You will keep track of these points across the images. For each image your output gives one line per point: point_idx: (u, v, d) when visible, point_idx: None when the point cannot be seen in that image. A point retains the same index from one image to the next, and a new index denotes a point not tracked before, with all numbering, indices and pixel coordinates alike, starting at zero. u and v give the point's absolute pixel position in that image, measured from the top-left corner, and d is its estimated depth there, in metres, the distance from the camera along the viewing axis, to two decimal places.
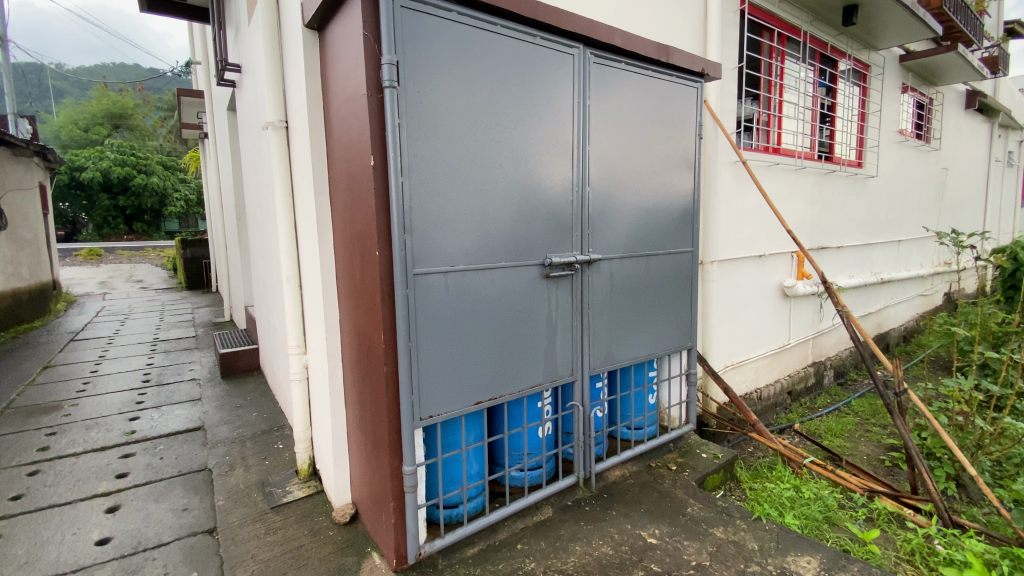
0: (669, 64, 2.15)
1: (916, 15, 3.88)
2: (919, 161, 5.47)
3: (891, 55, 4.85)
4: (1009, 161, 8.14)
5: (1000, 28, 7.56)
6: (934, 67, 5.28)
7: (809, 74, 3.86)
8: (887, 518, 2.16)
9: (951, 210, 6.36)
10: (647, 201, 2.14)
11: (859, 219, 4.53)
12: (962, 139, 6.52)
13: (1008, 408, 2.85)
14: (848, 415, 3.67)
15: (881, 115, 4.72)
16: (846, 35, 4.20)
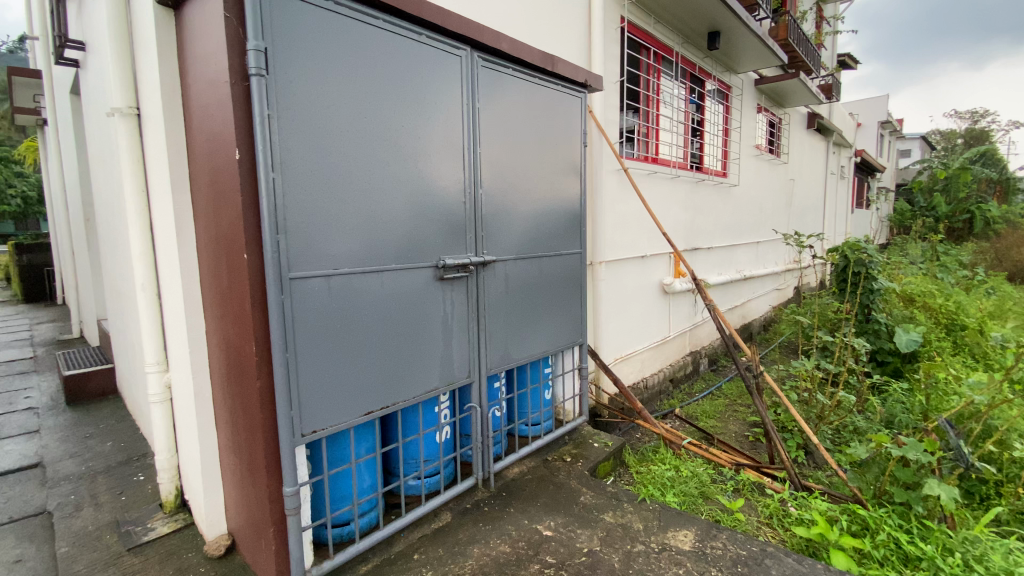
0: (554, 73, 2.23)
1: (765, 43, 4.45)
2: (771, 173, 6.27)
3: (747, 79, 5.50)
4: (840, 174, 9.63)
5: (834, 61, 8.92)
6: (782, 91, 6.07)
7: (681, 92, 4.24)
8: (749, 487, 2.43)
9: (797, 216, 7.37)
10: (538, 205, 2.21)
11: (724, 223, 5.08)
12: (804, 154, 7.59)
13: (841, 383, 3.36)
14: (720, 397, 4.10)
15: (741, 131, 5.33)
16: (711, 58, 4.69)
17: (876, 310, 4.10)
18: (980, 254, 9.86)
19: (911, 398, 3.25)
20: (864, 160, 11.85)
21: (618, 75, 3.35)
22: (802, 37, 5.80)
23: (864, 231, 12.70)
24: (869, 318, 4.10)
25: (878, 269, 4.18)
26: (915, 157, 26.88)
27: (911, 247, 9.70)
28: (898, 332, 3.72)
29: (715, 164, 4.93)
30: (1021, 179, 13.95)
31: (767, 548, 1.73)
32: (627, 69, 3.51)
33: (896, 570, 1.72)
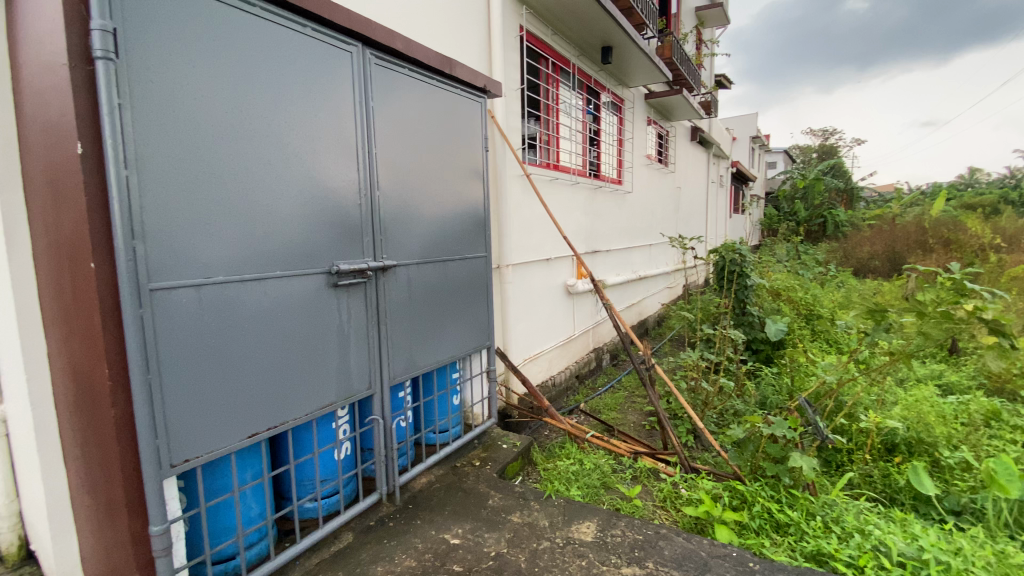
0: (452, 76, 2.22)
1: (651, 60, 4.80)
2: (660, 180, 6.77)
3: (638, 93, 5.89)
4: (719, 182, 10.66)
5: (711, 80, 9.85)
6: (668, 106, 6.58)
7: (578, 101, 4.43)
8: (646, 474, 2.59)
9: (683, 220, 8.04)
10: (440, 209, 2.17)
11: (620, 227, 5.39)
12: (688, 163, 8.30)
13: (723, 371, 3.70)
14: (620, 390, 4.33)
15: (633, 141, 5.69)
16: (605, 71, 4.96)
17: (749, 304, 4.57)
18: (830, 253, 11.40)
19: (779, 381, 3.66)
20: (738, 170, 13.19)
21: (518, 82, 3.42)
22: (683, 57, 6.34)
23: (740, 234, 14.13)
24: (744, 311, 4.56)
25: (751, 267, 4.66)
26: (779, 169, 30.49)
27: (778, 247, 10.96)
28: (768, 323, 4.17)
29: (611, 172, 5.21)
30: (859, 189, 16.34)
31: (660, 530, 1.85)
32: (527, 77, 3.60)
33: (768, 537, 1.93)
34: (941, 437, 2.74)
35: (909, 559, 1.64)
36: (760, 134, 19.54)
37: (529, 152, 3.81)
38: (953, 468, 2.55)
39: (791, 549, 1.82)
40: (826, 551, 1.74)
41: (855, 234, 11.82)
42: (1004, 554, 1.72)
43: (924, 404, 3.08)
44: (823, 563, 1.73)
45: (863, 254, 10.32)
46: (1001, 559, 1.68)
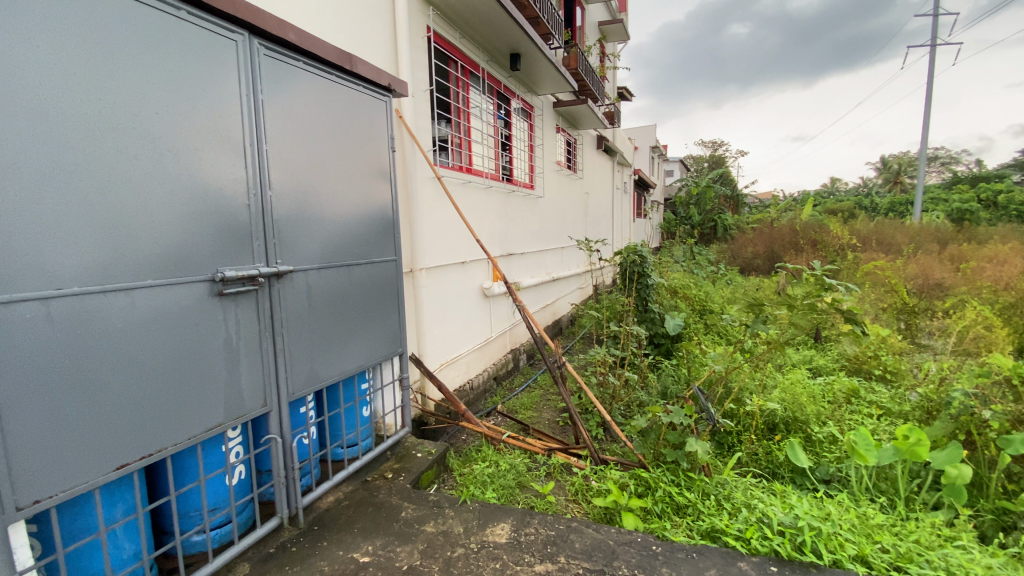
0: (354, 73, 2.13)
1: (557, 69, 4.95)
2: (569, 185, 7.01)
3: (547, 101, 6.06)
4: (623, 188, 11.28)
5: (614, 91, 10.40)
6: (575, 114, 6.84)
7: (489, 106, 4.45)
8: (559, 469, 2.65)
9: (591, 223, 8.40)
10: (343, 211, 2.07)
11: (533, 230, 5.51)
12: (595, 169, 8.69)
13: (629, 366, 3.90)
14: (536, 388, 4.41)
15: (543, 147, 5.84)
16: (514, 77, 5.04)
17: (651, 301, 4.87)
18: (720, 253, 12.50)
19: (678, 372, 3.93)
20: (640, 176, 14.05)
21: (427, 83, 3.36)
22: (588, 68, 6.63)
23: (643, 237, 15.05)
24: (647, 308, 4.85)
25: (651, 267, 4.97)
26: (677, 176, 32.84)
27: (676, 248, 11.81)
28: (667, 317, 4.47)
29: (523, 176, 5.31)
30: (743, 196, 18.11)
31: (571, 524, 1.90)
32: (436, 78, 3.55)
33: (669, 519, 2.06)
34: (812, 415, 3.09)
35: (786, 527, 1.82)
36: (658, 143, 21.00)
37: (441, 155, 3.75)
38: (821, 441, 2.89)
39: (688, 529, 1.95)
40: (719, 527, 1.89)
41: (740, 236, 13.08)
42: (860, 514, 1.97)
43: (798, 386, 3.47)
44: (716, 539, 1.88)
45: (747, 254, 11.44)
46: (859, 519, 1.92)
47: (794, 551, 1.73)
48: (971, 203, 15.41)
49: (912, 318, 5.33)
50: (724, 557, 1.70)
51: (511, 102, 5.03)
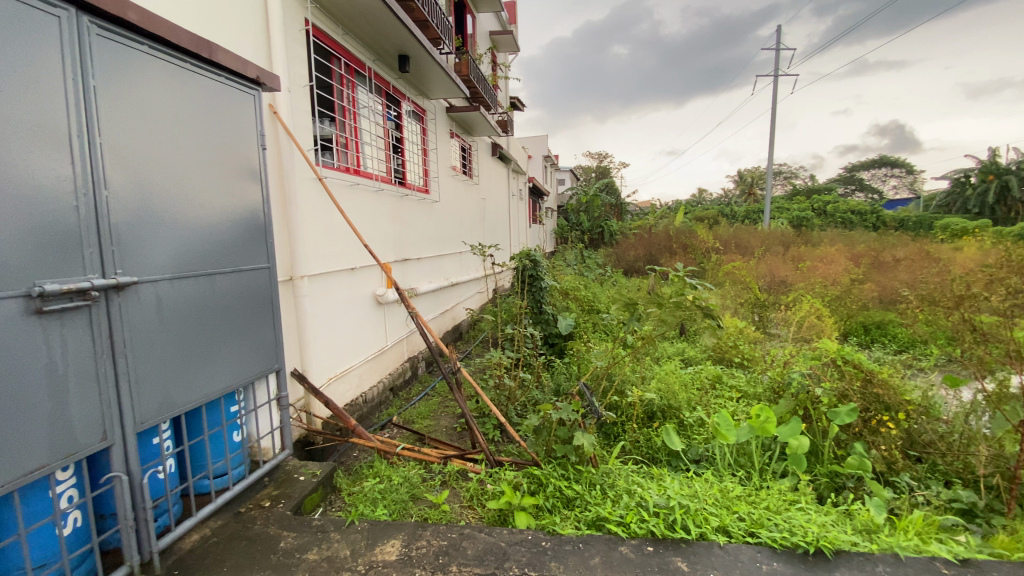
0: (213, 62, 1.92)
1: (447, 74, 4.94)
2: (465, 190, 7.02)
3: (439, 105, 6.01)
4: (518, 194, 11.59)
5: (506, 99, 10.64)
6: (468, 120, 6.87)
7: (377, 106, 4.31)
8: (455, 476, 2.61)
9: (489, 229, 8.50)
10: (204, 215, 1.86)
11: (429, 235, 5.43)
12: (491, 176, 8.80)
13: (524, 367, 3.98)
14: (433, 396, 4.33)
15: (436, 151, 5.78)
16: (404, 80, 4.93)
17: (544, 303, 5.02)
18: (608, 257, 13.32)
19: (569, 369, 4.10)
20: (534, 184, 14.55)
21: (306, 79, 3.16)
22: (480, 76, 6.69)
23: (537, 242, 15.55)
24: (540, 310, 5.00)
25: (543, 270, 5.14)
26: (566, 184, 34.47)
27: (568, 252, 12.35)
28: (559, 319, 4.74)
29: (416, 180, 5.21)
30: (625, 203, 19.51)
31: (464, 531, 1.89)
32: (317, 75, 3.35)
33: (558, 513, 2.13)
34: (683, 402, 3.41)
35: (660, 508, 1.98)
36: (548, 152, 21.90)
37: (325, 155, 3.55)
38: (692, 424, 3.19)
39: (576, 520, 2.03)
40: (602, 515, 1.99)
41: (625, 240, 14.05)
42: (722, 488, 2.20)
43: (672, 376, 3.81)
44: (601, 527, 1.98)
45: (630, 257, 12.32)
46: (722, 493, 2.15)
47: (667, 530, 1.88)
48: (805, 212, 18.14)
49: (763, 311, 6.11)
50: (607, 543, 1.80)
51: (401, 104, 4.92)
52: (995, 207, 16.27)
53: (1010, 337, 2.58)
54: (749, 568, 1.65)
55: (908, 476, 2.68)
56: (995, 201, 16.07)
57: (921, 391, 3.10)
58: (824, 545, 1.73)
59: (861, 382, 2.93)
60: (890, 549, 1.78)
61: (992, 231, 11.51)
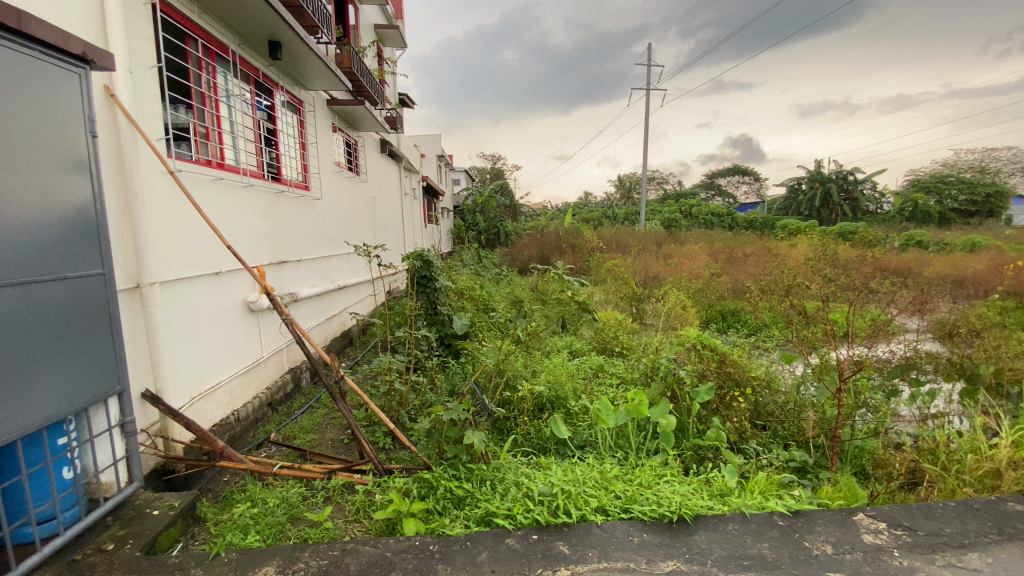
0: (25, 34, 1.62)
1: (325, 64, 4.66)
2: (351, 188, 6.68)
3: (318, 98, 5.65)
4: (411, 194, 11.36)
5: (395, 96, 10.36)
6: (352, 114, 6.54)
7: (245, 95, 3.93)
8: (340, 490, 2.47)
9: (380, 228, 8.21)
10: (15, 214, 1.56)
11: (311, 235, 5.09)
12: (381, 174, 8.50)
13: (415, 370, 3.88)
14: (318, 406, 4.07)
15: (316, 146, 5.43)
16: (276, 67, 4.55)
17: (439, 304, 4.93)
18: (502, 256, 13.53)
19: (463, 369, 4.08)
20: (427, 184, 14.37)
21: (154, 59, 2.78)
22: (365, 69, 6.40)
23: (433, 242, 15.34)
24: (436, 312, 4.91)
25: (437, 269, 5.01)
26: (459, 184, 34.51)
27: (465, 252, 12.32)
28: (453, 319, 4.74)
29: (293, 176, 4.85)
30: (519, 203, 19.98)
31: (347, 546, 1.81)
32: (167, 56, 2.96)
33: (447, 515, 2.11)
34: (570, 391, 3.58)
35: (545, 496, 2.06)
36: (442, 151, 21.72)
37: (181, 146, 3.15)
38: (577, 412, 3.37)
39: (465, 519, 2.04)
40: (491, 511, 2.01)
41: (519, 240, 14.39)
42: (601, 471, 2.35)
43: (560, 368, 3.99)
44: (489, 522, 2.01)
45: (524, 257, 12.55)
46: (603, 475, 2.30)
47: (551, 516, 1.96)
48: (674, 214, 20.07)
49: (640, 304, 6.65)
50: (494, 538, 1.83)
51: (274, 94, 4.55)
52: (820, 210, 19.35)
53: (827, 319, 3.10)
54: (623, 543, 1.78)
55: (755, 443, 3.09)
56: (819, 205, 19.12)
57: (765, 368, 3.59)
58: (685, 512, 1.93)
59: (716, 363, 3.32)
60: (738, 509, 2.04)
61: (818, 231, 13.67)
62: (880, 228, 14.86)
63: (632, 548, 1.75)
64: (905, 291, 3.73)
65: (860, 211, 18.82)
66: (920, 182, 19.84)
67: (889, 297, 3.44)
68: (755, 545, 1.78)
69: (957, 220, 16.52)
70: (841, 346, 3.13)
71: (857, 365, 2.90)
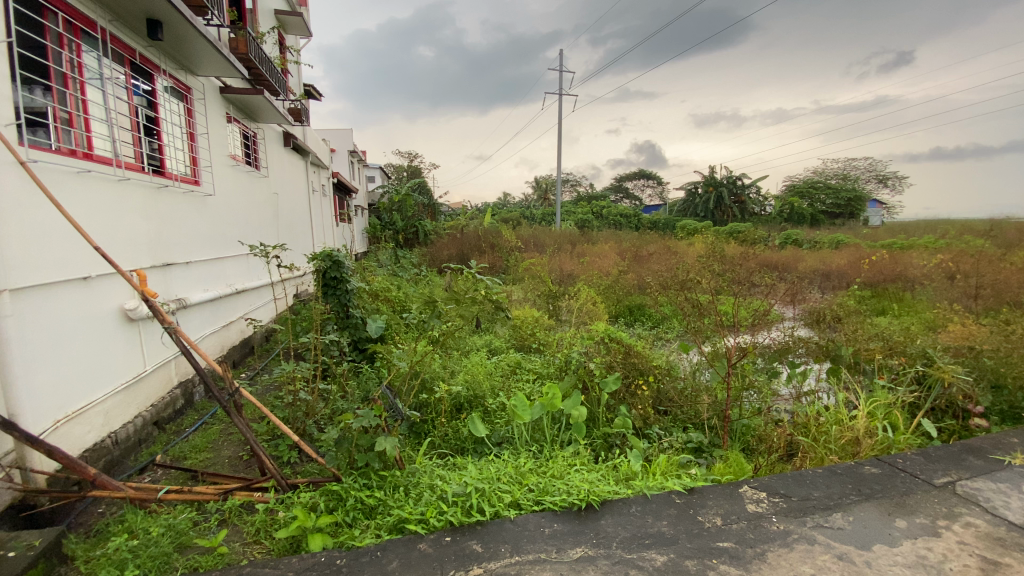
0: None
1: (217, 50, 4.29)
2: (249, 184, 6.20)
3: (209, 84, 5.18)
4: (320, 191, 10.79)
5: (299, 87, 9.78)
6: (249, 105, 6.06)
7: (118, 78, 3.50)
8: (237, 511, 2.29)
9: (284, 227, 7.70)
10: None
11: (201, 235, 4.65)
12: (284, 169, 7.98)
13: (324, 377, 3.67)
14: (213, 421, 3.72)
15: (206, 137, 4.97)
16: (157, 49, 4.10)
17: (351, 307, 4.71)
18: (420, 256, 13.24)
19: (377, 373, 3.94)
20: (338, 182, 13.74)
21: (3, 33, 2.40)
22: (263, 56, 5.95)
23: (345, 242, 14.64)
24: (348, 315, 4.67)
25: (348, 270, 4.77)
26: (373, 183, 33.07)
27: (380, 252, 11.90)
28: (366, 322, 4.54)
29: (179, 170, 4.40)
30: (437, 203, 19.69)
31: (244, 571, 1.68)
32: (19, 29, 2.56)
33: (358, 525, 2.03)
34: (487, 390, 3.60)
35: (458, 496, 2.06)
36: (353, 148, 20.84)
37: (39, 134, 2.74)
38: (495, 410, 3.39)
39: (377, 528, 1.98)
40: (403, 517, 1.97)
41: (437, 240, 14.17)
42: (515, 465, 2.40)
43: (477, 367, 4.00)
44: (402, 529, 1.96)
45: (443, 257, 12.24)
46: (518, 470, 2.33)
47: (465, 516, 1.96)
48: (587, 215, 20.90)
49: (556, 301, 6.83)
50: (405, 544, 1.80)
51: (155, 78, 4.10)
52: (714, 212, 21.12)
53: (717, 311, 3.40)
54: (534, 535, 1.83)
55: (657, 427, 3.30)
56: (713, 207, 20.88)
57: (667, 357, 3.86)
58: (592, 499, 2.02)
59: (622, 354, 3.54)
60: (641, 491, 2.18)
61: (713, 231, 14.91)
62: (763, 228, 16.53)
63: (542, 539, 1.80)
64: (782, 284, 4.19)
65: (747, 213, 20.79)
66: (794, 187, 22.34)
67: (770, 291, 3.84)
68: (656, 524, 1.91)
69: (825, 221, 18.81)
70: (730, 334, 3.45)
71: (741, 351, 3.21)
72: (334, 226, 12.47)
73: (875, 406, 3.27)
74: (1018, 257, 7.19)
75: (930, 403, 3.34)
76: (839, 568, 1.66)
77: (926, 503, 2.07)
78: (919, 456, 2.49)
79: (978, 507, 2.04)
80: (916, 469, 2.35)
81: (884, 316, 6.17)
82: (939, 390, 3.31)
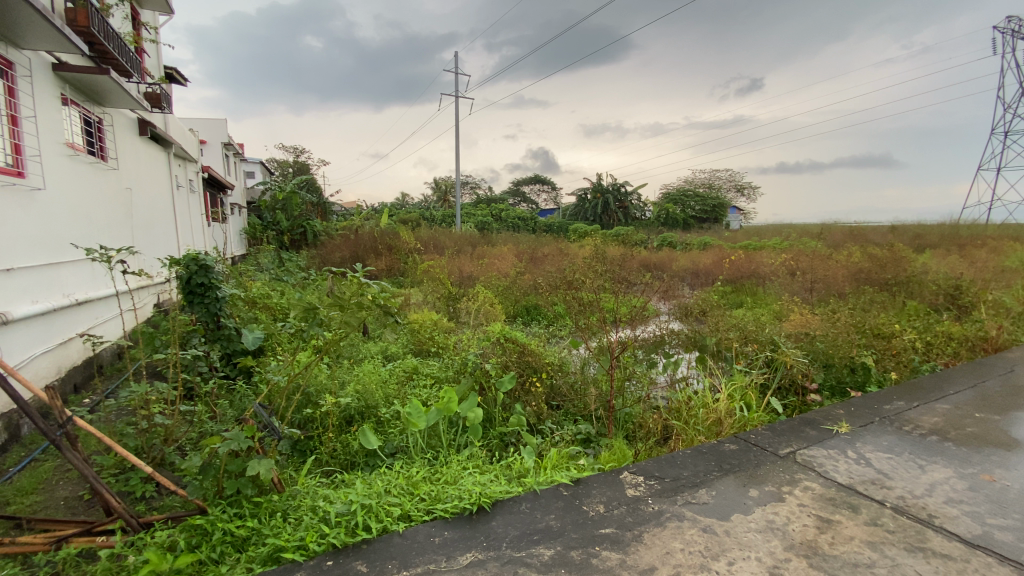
0: None
1: (48, 21, 3.64)
2: (92, 177, 5.34)
3: (38, 59, 4.38)
4: (187, 187, 9.66)
5: (158, 69, 8.66)
6: (92, 86, 5.22)
7: None
8: (74, 561, 1.94)
9: (140, 228, 6.76)
10: None
11: (26, 237, 3.91)
12: (140, 162, 7.01)
13: (191, 396, 3.27)
14: (45, 457, 3.14)
15: (35, 122, 4.20)
16: None
17: (224, 316, 4.26)
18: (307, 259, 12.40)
19: (256, 389, 3.60)
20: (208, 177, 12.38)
21: None
22: (111, 32, 5.17)
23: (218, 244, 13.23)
24: (219, 326, 4.21)
25: (217, 276, 4.30)
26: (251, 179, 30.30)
27: (261, 256, 10.93)
28: (243, 333, 4.14)
29: None
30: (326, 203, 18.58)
31: None
32: None
33: (227, 560, 1.83)
34: (380, 399, 3.46)
35: (342, 516, 1.95)
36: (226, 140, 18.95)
37: None
38: (388, 419, 3.27)
39: (247, 561, 1.80)
40: (280, 546, 1.81)
41: (326, 242, 13.37)
42: (407, 476, 2.33)
43: (369, 375, 3.82)
44: (279, 558, 1.81)
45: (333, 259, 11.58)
46: (408, 481, 2.27)
47: (349, 536, 1.86)
48: (483, 218, 21.07)
49: (454, 304, 6.78)
50: None
51: None
52: (602, 216, 22.45)
53: (601, 308, 3.61)
54: (424, 546, 1.79)
55: (550, 422, 3.42)
56: (600, 212, 22.21)
57: (559, 354, 4.02)
58: (484, 502, 2.03)
59: (517, 353, 3.62)
60: (531, 488, 2.24)
61: (602, 234, 15.86)
62: (645, 232, 17.94)
63: (432, 550, 1.77)
64: (659, 283, 4.57)
65: (630, 218, 22.40)
66: (670, 194, 24.54)
67: (649, 288, 4.17)
68: (544, 519, 1.97)
69: (695, 226, 20.90)
70: (613, 330, 3.67)
71: (622, 345, 3.45)
72: (205, 226, 11.22)
73: (734, 389, 3.67)
74: (843, 257, 8.57)
75: (777, 383, 3.83)
76: (703, 540, 1.84)
77: (773, 473, 2.37)
78: (767, 431, 2.85)
79: (813, 472, 2.38)
80: (766, 443, 2.69)
81: (744, 309, 7.00)
82: (784, 371, 3.82)
